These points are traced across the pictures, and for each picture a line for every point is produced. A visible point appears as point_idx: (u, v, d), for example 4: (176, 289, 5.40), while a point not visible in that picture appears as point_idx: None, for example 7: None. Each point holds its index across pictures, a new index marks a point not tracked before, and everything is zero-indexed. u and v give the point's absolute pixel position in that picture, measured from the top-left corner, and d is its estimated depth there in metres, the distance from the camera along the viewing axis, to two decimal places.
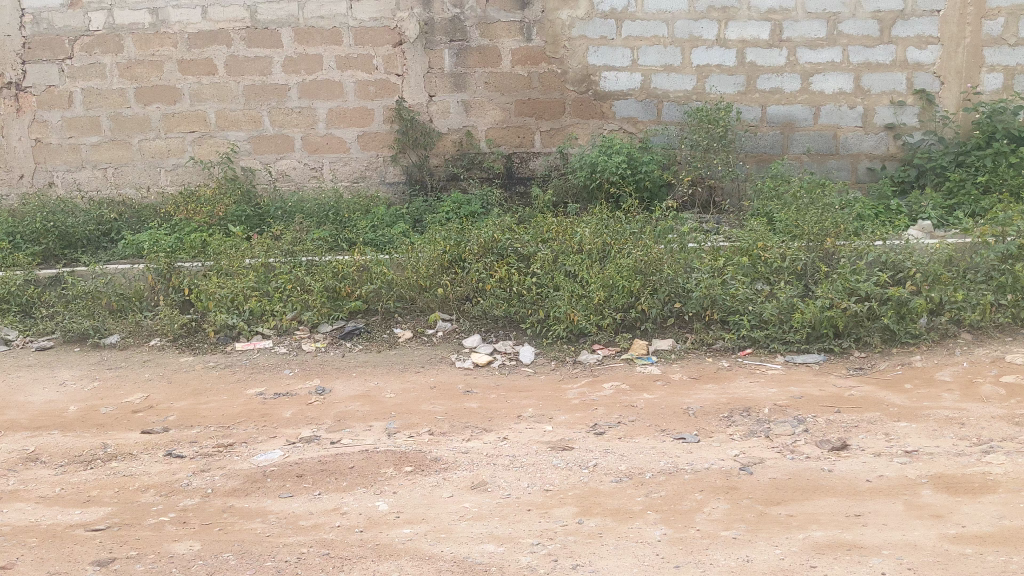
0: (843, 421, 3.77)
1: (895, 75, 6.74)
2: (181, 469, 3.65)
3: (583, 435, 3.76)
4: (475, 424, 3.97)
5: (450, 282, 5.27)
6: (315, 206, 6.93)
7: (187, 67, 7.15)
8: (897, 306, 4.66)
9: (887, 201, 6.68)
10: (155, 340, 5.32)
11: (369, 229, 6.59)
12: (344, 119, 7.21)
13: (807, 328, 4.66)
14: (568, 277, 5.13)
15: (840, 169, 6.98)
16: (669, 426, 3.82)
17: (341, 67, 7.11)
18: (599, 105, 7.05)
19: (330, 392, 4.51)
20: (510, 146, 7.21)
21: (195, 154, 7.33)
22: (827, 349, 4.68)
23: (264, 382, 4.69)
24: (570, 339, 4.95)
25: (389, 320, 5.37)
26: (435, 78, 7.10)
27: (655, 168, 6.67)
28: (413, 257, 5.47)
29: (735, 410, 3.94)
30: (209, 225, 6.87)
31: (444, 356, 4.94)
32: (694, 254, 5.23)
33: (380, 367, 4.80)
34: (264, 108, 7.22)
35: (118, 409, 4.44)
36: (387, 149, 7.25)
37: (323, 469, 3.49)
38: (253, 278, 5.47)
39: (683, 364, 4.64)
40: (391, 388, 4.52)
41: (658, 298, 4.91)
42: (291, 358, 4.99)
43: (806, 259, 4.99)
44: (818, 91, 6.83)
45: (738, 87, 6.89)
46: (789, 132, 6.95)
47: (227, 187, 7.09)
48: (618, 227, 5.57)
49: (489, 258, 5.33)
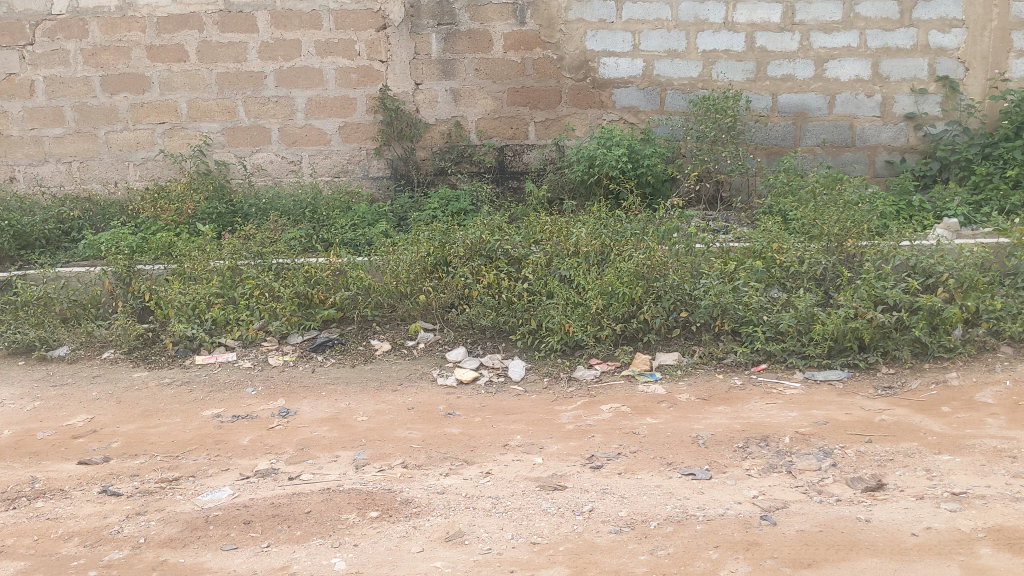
0: (877, 454, 3.29)
1: (916, 61, 6.23)
2: (113, 512, 3.17)
3: (578, 470, 3.28)
4: (456, 455, 3.49)
5: (433, 288, 4.79)
6: (291, 203, 6.42)
7: (155, 54, 6.65)
8: (929, 315, 4.17)
9: (908, 196, 6.18)
10: (109, 353, 4.86)
11: (348, 228, 6.08)
12: (323, 109, 6.71)
13: (829, 341, 4.17)
14: (564, 283, 4.66)
15: (856, 162, 6.49)
16: (676, 458, 3.34)
17: (322, 54, 6.61)
18: (598, 94, 6.55)
19: (295, 414, 4.02)
20: (503, 137, 6.71)
21: (165, 146, 6.83)
22: (852, 364, 4.19)
23: (222, 403, 4.21)
24: (565, 352, 4.48)
25: (365, 330, 4.89)
26: (421, 65, 6.60)
27: (657, 162, 6.15)
28: (394, 260, 4.97)
29: (752, 439, 3.45)
30: (177, 224, 6.39)
31: (426, 372, 4.44)
32: (703, 256, 4.74)
33: (352, 385, 4.31)
34: (239, 97, 6.72)
35: (56, 434, 3.96)
36: (370, 141, 6.76)
37: (275, 514, 3.00)
38: (217, 282, 4.94)
39: (690, 382, 4.16)
40: (365, 409, 4.03)
41: (663, 307, 4.44)
42: (256, 374, 4.50)
43: (826, 263, 4.51)
44: (833, 78, 6.33)
45: (747, 74, 6.38)
46: (801, 123, 6.45)
47: (199, 181, 6.60)
48: (618, 226, 5.06)
49: (476, 260, 4.84)
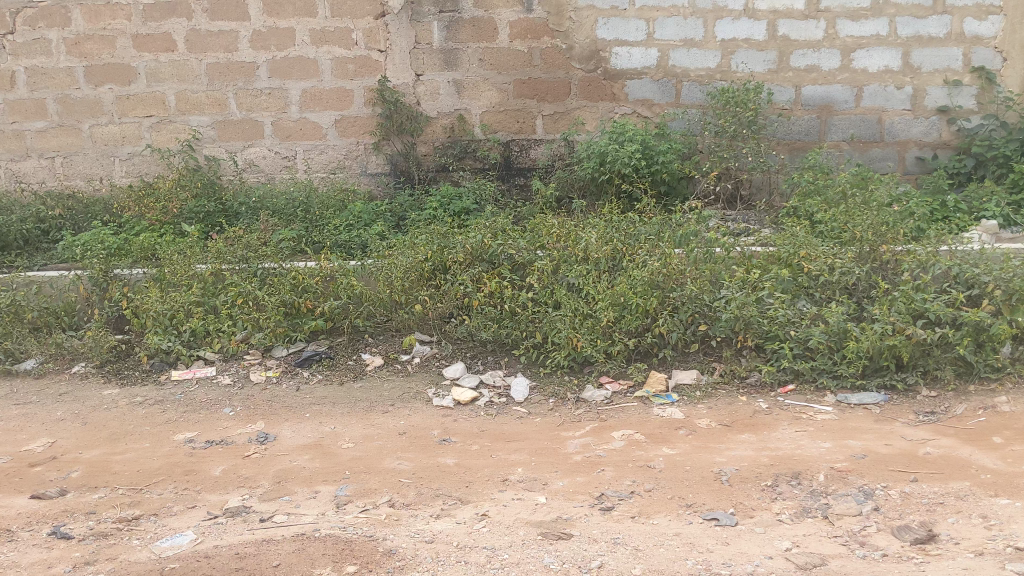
0: (924, 496, 2.90)
1: (949, 51, 5.82)
2: (59, 560, 2.79)
3: (585, 513, 2.91)
4: (449, 492, 3.12)
5: (430, 297, 4.43)
6: (282, 201, 6.04)
7: (142, 43, 6.27)
8: (975, 332, 3.77)
9: (943, 195, 5.77)
10: (80, 367, 4.51)
11: (342, 228, 5.70)
12: (319, 101, 6.34)
13: (864, 359, 3.78)
14: (571, 292, 4.28)
15: (885, 158, 6.08)
16: (696, 499, 2.96)
17: (317, 43, 6.22)
18: (610, 86, 6.15)
19: (275, 439, 3.66)
20: (508, 132, 6.33)
21: (152, 141, 6.47)
22: (889, 386, 3.80)
23: (197, 425, 3.84)
24: (573, 369, 4.11)
25: (356, 342, 4.52)
26: (422, 54, 6.21)
27: (673, 158, 5.74)
28: (389, 265, 4.61)
29: (782, 476, 3.07)
30: (162, 224, 6.03)
31: (420, 392, 4.06)
32: (723, 265, 4.36)
33: (339, 406, 3.93)
34: (230, 89, 6.35)
35: (13, 461, 3.59)
36: (368, 135, 6.38)
37: (239, 568, 2.63)
38: (197, 290, 4.57)
39: (710, 405, 3.77)
40: (351, 434, 3.67)
41: (680, 320, 4.05)
42: (236, 393, 4.12)
43: (858, 271, 4.12)
44: (860, 69, 5.92)
45: (768, 65, 5.97)
46: (826, 117, 6.03)
47: (188, 178, 6.24)
48: (631, 228, 4.68)
49: (477, 267, 4.46)
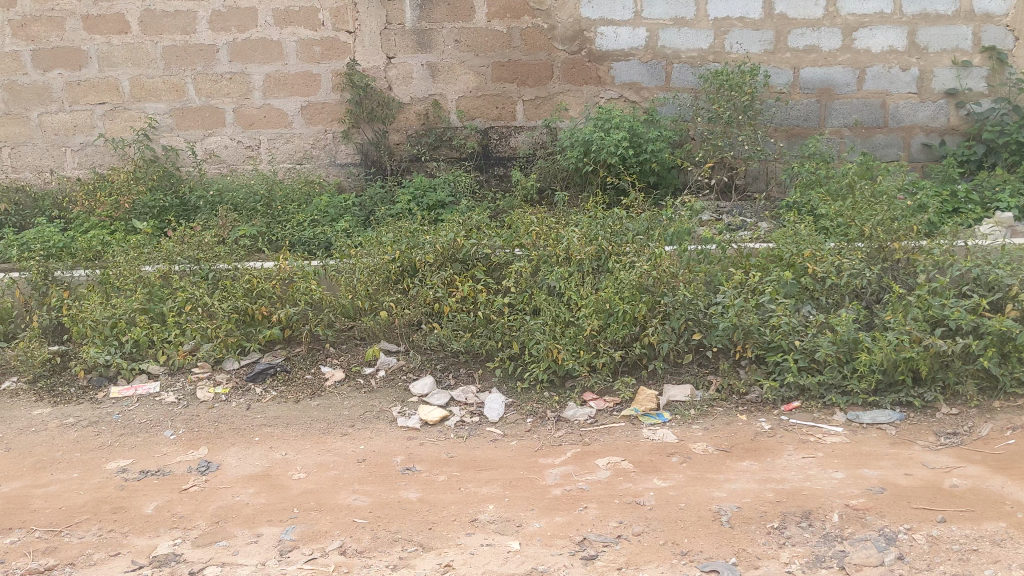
0: (954, 541, 2.52)
1: (957, 29, 5.42)
2: None
3: (565, 563, 2.51)
4: (410, 535, 2.72)
5: (396, 302, 4.03)
6: (242, 194, 5.61)
7: (93, 25, 5.82)
8: (999, 341, 3.39)
9: (954, 184, 5.38)
10: (11, 382, 4.08)
11: (305, 224, 5.27)
12: (283, 87, 5.90)
13: (877, 373, 3.40)
14: (552, 297, 3.88)
15: (888, 145, 5.67)
16: (692, 544, 2.57)
17: (280, 24, 5.78)
18: (595, 68, 5.73)
19: (218, 469, 3.25)
20: (487, 119, 5.91)
21: (105, 130, 6.03)
22: (904, 403, 3.42)
23: (133, 451, 3.43)
24: (553, 384, 3.71)
25: (316, 354, 4.12)
26: (394, 36, 5.78)
27: (663, 147, 5.33)
28: (353, 266, 4.19)
29: (791, 515, 2.68)
30: (113, 220, 5.58)
31: (385, 410, 3.65)
32: (720, 266, 3.96)
33: (293, 428, 3.52)
34: (189, 74, 5.90)
35: None
36: (337, 123, 5.96)
37: None
38: (142, 295, 4.15)
39: (706, 426, 3.38)
40: (303, 462, 3.26)
41: (671, 328, 3.66)
42: (179, 413, 3.70)
43: (868, 274, 3.72)
44: (863, 50, 5.50)
45: (765, 45, 5.56)
46: (826, 101, 5.62)
47: (142, 170, 5.81)
48: (617, 224, 4.28)
49: (449, 268, 4.05)
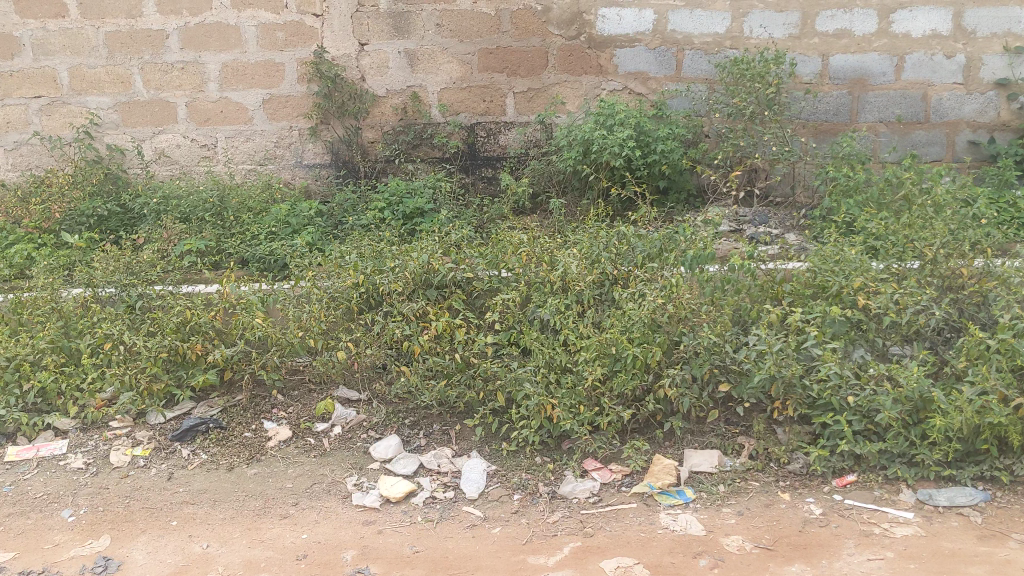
0: None
1: (1010, 10, 4.67)
2: None
3: None
4: None
5: (355, 341, 3.31)
6: (191, 201, 4.88)
7: (25, 8, 5.06)
8: None
9: (1010, 190, 4.64)
10: None
11: (261, 239, 4.55)
12: (243, 78, 5.17)
13: (953, 443, 2.69)
14: (544, 335, 3.18)
15: (929, 143, 4.92)
16: None
17: (238, 6, 5.04)
18: (595, 56, 5.01)
19: (119, 570, 2.55)
20: (473, 113, 5.19)
21: (42, 127, 5.28)
22: (987, 478, 2.72)
23: (19, 540, 2.72)
24: (547, 447, 3.01)
25: (259, 404, 3.42)
26: (366, 19, 5.05)
27: (674, 147, 4.59)
28: (308, 293, 3.50)
29: None
30: (41, 233, 4.85)
31: (337, 482, 2.95)
32: (749, 296, 3.25)
33: (221, 509, 2.83)
34: (135, 64, 5.16)
35: None
36: (303, 118, 5.23)
37: None
38: (53, 330, 3.43)
39: (740, 509, 2.68)
40: (227, 560, 2.56)
41: (692, 378, 2.95)
42: (84, 486, 3.00)
43: (935, 310, 3.01)
44: (901, 34, 4.76)
45: (789, 30, 4.82)
46: (859, 92, 4.88)
47: (80, 174, 5.09)
48: (624, 241, 3.56)
49: (421, 297, 3.33)
